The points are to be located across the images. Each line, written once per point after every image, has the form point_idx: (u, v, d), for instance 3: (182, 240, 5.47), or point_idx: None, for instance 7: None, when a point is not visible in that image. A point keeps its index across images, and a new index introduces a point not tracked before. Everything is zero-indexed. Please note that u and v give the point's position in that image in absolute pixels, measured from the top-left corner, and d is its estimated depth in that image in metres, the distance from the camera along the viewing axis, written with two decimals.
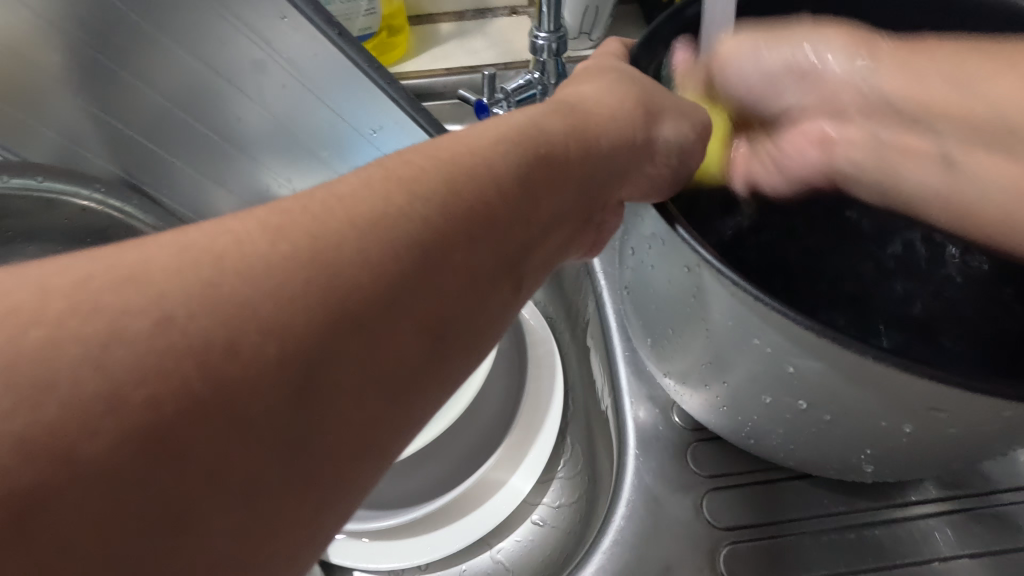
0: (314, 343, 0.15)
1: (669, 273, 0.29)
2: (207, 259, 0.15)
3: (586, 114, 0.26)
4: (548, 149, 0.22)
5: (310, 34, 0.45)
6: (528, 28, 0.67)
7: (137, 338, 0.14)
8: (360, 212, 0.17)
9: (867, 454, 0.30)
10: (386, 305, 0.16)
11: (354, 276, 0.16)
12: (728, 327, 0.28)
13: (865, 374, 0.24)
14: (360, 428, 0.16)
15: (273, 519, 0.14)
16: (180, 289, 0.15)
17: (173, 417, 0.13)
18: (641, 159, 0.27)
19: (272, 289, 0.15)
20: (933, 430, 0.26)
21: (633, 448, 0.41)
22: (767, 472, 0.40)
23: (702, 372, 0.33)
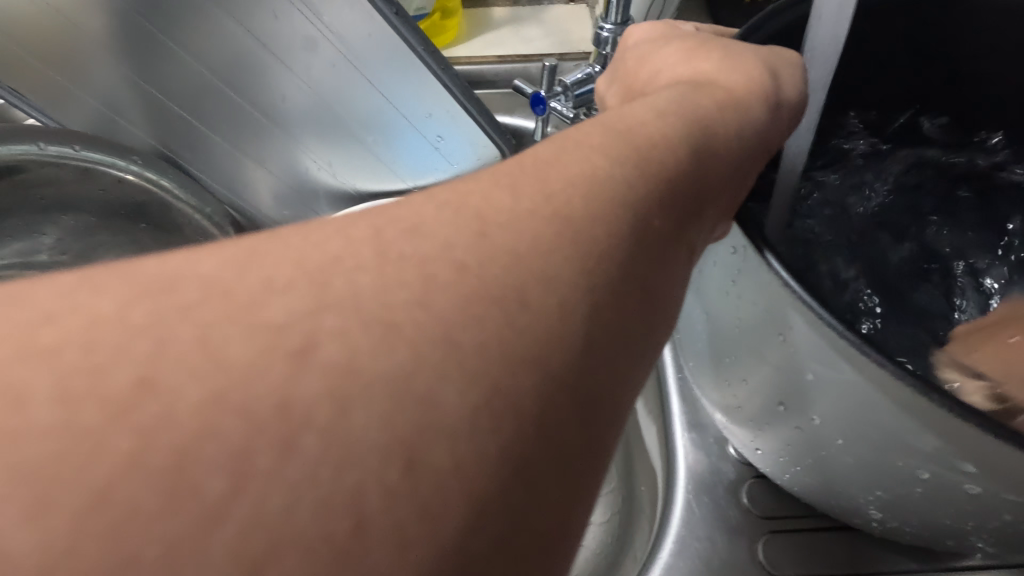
0: (546, 326, 0.12)
1: (742, 313, 0.34)
2: (386, 222, 0.13)
3: (704, 95, 0.25)
4: (692, 133, 0.22)
5: (366, 13, 0.43)
6: (586, 18, 0.65)
7: (339, 323, 0.11)
8: (564, 172, 0.15)
9: (942, 484, 0.30)
10: (620, 279, 0.14)
11: (583, 250, 0.14)
12: (805, 353, 0.31)
13: (919, 405, 0.27)
14: (583, 450, 0.12)
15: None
16: (367, 260, 0.12)
17: (408, 452, 0.10)
18: (751, 151, 0.26)
19: (482, 242, 0.13)
20: (954, 480, 0.29)
21: (684, 484, 0.47)
22: (824, 522, 0.44)
23: (758, 401, 0.38)
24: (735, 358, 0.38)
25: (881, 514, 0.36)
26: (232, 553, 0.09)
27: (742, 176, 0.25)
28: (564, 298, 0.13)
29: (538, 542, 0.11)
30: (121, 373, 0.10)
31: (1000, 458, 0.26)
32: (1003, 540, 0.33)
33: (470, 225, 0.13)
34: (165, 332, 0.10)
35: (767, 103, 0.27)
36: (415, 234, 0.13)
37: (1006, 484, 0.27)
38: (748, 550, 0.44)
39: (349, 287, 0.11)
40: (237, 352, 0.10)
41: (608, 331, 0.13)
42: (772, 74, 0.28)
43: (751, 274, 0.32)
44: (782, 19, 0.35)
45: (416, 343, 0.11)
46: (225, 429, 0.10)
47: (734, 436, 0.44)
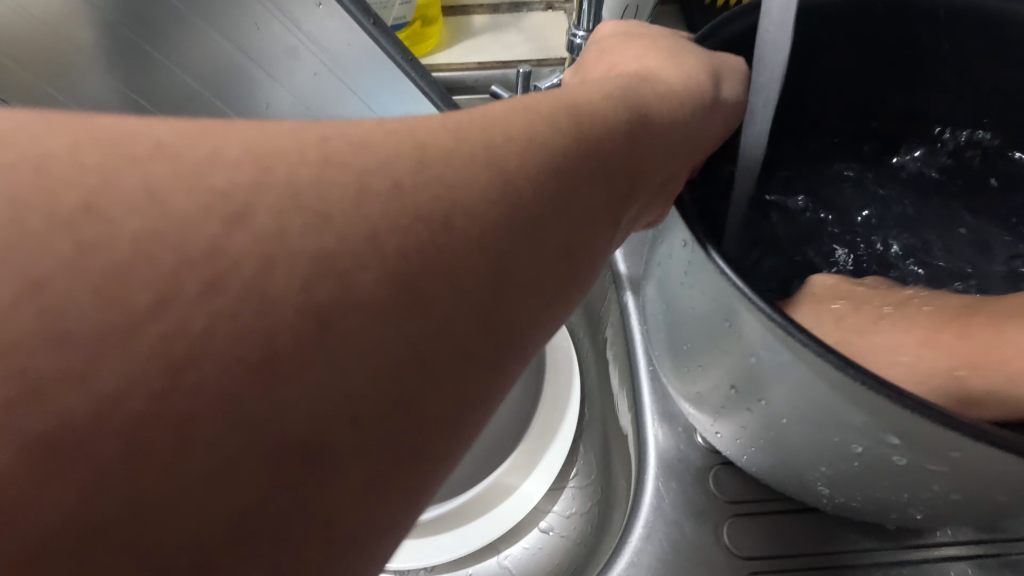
0: (462, 260, 0.14)
1: (696, 300, 0.36)
2: (333, 133, 0.14)
3: (647, 89, 0.27)
4: (626, 120, 0.24)
5: (345, 23, 0.46)
6: (563, 26, 0.68)
7: (278, 201, 0.12)
8: (497, 130, 0.17)
9: (873, 456, 0.31)
10: (534, 223, 0.16)
11: (502, 194, 0.15)
12: (751, 337, 0.32)
13: (848, 385, 0.28)
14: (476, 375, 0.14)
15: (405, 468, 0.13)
16: (313, 157, 0.13)
17: (308, 351, 0.11)
18: (687, 135, 0.28)
19: (409, 164, 0.14)
20: (880, 454, 0.31)
21: (653, 471, 0.48)
22: (788, 505, 0.45)
23: (714, 387, 0.39)
24: (693, 345, 0.39)
25: (829, 491, 0.38)
26: (160, 357, 0.11)
27: (677, 152, 0.27)
28: (484, 225, 0.14)
29: (426, 443, 0.13)
30: (71, 201, 0.11)
31: (922, 431, 0.27)
32: (942, 513, 0.34)
33: (409, 150, 0.15)
34: (118, 176, 0.12)
35: (701, 106, 0.29)
36: (359, 146, 0.14)
37: (929, 453, 0.29)
38: (712, 533, 0.44)
39: (292, 174, 0.13)
40: (180, 205, 0.12)
41: (517, 267, 0.15)
42: (712, 75, 0.30)
43: (697, 262, 0.33)
44: (737, 24, 0.37)
45: (346, 226, 0.13)
46: (161, 260, 0.11)
47: (699, 424, 0.45)
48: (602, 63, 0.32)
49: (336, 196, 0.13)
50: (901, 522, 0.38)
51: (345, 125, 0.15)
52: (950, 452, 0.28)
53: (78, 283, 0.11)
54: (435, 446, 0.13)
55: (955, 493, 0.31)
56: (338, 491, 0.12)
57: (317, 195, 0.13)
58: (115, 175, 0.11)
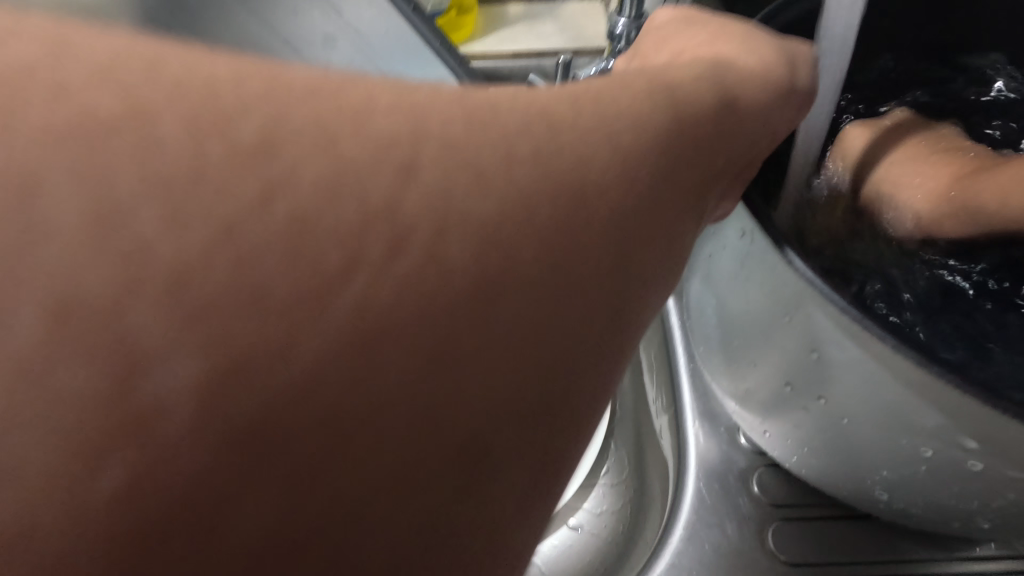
0: (583, 240, 0.13)
1: (754, 297, 0.34)
2: (447, 104, 0.13)
3: (725, 66, 0.26)
4: (714, 100, 0.23)
5: (384, 10, 0.45)
6: (601, 16, 0.66)
7: (402, 181, 0.12)
8: (602, 102, 0.16)
9: (944, 460, 0.30)
10: (649, 206, 0.15)
11: (617, 173, 0.14)
12: (816, 333, 0.31)
13: (926, 385, 0.27)
14: (592, 353, 0.13)
15: None
16: (435, 127, 0.13)
17: None
18: (763, 120, 0.27)
19: (521, 140, 0.13)
20: (951, 458, 0.30)
21: (695, 473, 0.46)
22: (837, 511, 0.44)
23: (767, 385, 0.38)
24: (744, 341, 0.38)
25: (887, 496, 0.36)
26: (330, 345, 0.11)
27: (755, 138, 0.26)
28: (602, 208, 0.14)
29: (555, 408, 0.14)
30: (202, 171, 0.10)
31: (1003, 434, 0.26)
32: (1011, 523, 0.33)
33: (530, 121, 0.14)
34: (251, 145, 0.11)
35: (779, 92, 0.28)
36: (478, 117, 0.13)
37: (1010, 459, 0.27)
38: (756, 536, 0.43)
39: (421, 149, 0.12)
40: (306, 185, 0.11)
41: (635, 251, 0.14)
42: (784, 57, 0.29)
43: (759, 255, 0.32)
44: (799, 8, 0.36)
45: (473, 211, 0.12)
46: None
47: (744, 423, 0.44)
48: (666, 46, 0.31)
49: (455, 174, 0.12)
50: (958, 531, 0.37)
51: (448, 96, 0.14)
52: None
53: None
54: None
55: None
56: None
57: (433, 172, 0.12)
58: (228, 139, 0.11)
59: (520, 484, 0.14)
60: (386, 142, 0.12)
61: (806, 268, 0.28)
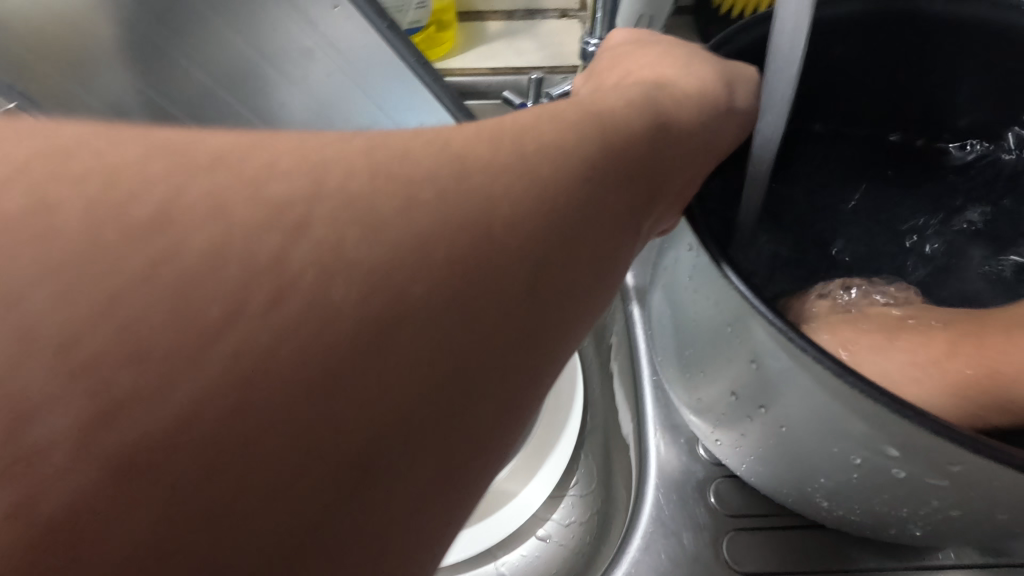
0: (494, 267, 0.14)
1: (704, 312, 0.36)
2: (378, 141, 0.15)
3: (662, 93, 0.28)
4: (649, 128, 0.24)
5: (360, 24, 0.46)
6: (577, 34, 0.68)
7: (329, 213, 0.13)
8: (526, 137, 0.17)
9: (873, 468, 0.32)
10: (563, 236, 0.16)
11: (532, 205, 0.16)
12: (754, 346, 0.32)
13: (850, 397, 0.28)
14: (506, 370, 0.15)
15: (439, 460, 0.13)
16: (359, 164, 0.14)
17: (344, 357, 0.12)
18: (702, 144, 0.28)
19: (435, 174, 0.15)
20: (877, 466, 0.31)
21: (653, 482, 0.48)
22: (793, 520, 0.45)
23: (718, 395, 0.39)
24: (696, 352, 0.40)
25: (828, 504, 0.38)
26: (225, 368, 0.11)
27: (694, 161, 0.27)
28: (524, 235, 0.15)
29: (460, 450, 0.14)
30: (146, 197, 0.12)
31: (922, 444, 0.27)
32: (943, 529, 0.34)
33: (450, 160, 0.15)
34: (186, 177, 0.12)
35: (717, 117, 0.29)
36: (403, 157, 0.15)
37: (928, 467, 0.29)
38: (711, 543, 0.45)
39: (352, 179, 0.14)
40: (244, 211, 0.12)
41: (549, 274, 0.16)
42: (725, 84, 0.31)
43: (703, 269, 0.34)
44: (752, 33, 0.38)
45: (408, 230, 0.13)
46: (220, 270, 0.12)
47: (701, 432, 0.45)
48: (618, 70, 0.33)
49: (367, 208, 0.13)
50: (900, 539, 0.38)
51: (376, 134, 0.15)
52: (950, 467, 0.28)
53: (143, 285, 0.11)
54: (468, 449, 0.14)
55: (953, 509, 0.31)
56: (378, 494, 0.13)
57: (349, 205, 0.13)
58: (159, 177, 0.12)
59: (429, 529, 0.14)
60: (306, 179, 0.13)
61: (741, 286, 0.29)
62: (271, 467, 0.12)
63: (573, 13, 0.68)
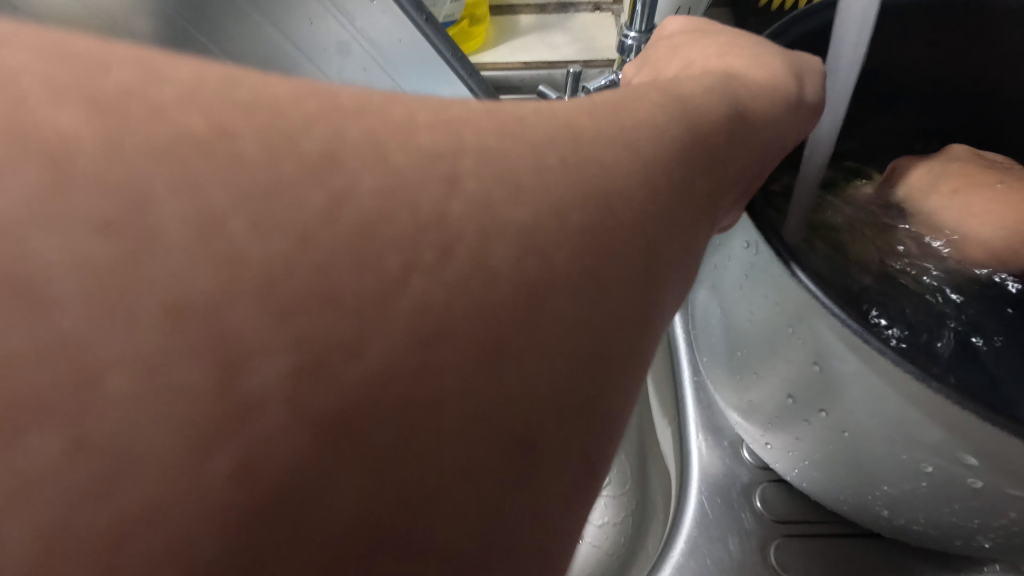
0: (608, 247, 0.13)
1: (762, 310, 0.35)
2: (477, 115, 0.14)
3: (734, 79, 0.26)
4: (726, 113, 0.23)
5: (398, 19, 0.45)
6: (612, 28, 0.67)
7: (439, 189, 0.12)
8: (622, 112, 0.16)
9: (946, 476, 0.30)
10: (666, 216, 0.15)
11: (639, 182, 0.15)
12: (820, 347, 0.31)
13: (931, 400, 0.27)
14: (625, 360, 0.14)
15: (565, 451, 0.13)
16: (487, 127, 0.13)
17: (472, 337, 0.11)
18: (774, 132, 0.27)
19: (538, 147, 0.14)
20: (951, 474, 0.30)
21: (696, 486, 0.46)
22: (843, 527, 0.44)
23: (773, 399, 0.38)
24: (749, 352, 0.38)
25: (889, 512, 0.36)
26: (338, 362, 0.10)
27: (768, 150, 0.26)
28: (641, 212, 0.14)
29: (584, 440, 0.13)
30: None
31: (1008, 451, 0.26)
32: (1013, 542, 0.32)
33: (563, 130, 0.14)
34: (287, 150, 0.11)
35: (788, 105, 0.28)
36: (517, 121, 0.13)
37: (1010, 475, 0.27)
38: (759, 550, 0.43)
39: (470, 145, 0.12)
40: (363, 177, 0.11)
41: (659, 259, 0.15)
42: (794, 71, 0.29)
43: (764, 266, 0.33)
44: (813, 21, 0.36)
45: (536, 201, 0.12)
46: (329, 256, 0.11)
47: (748, 435, 0.44)
48: (677, 57, 0.32)
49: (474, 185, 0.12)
50: (963, 550, 0.37)
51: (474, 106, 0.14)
52: None
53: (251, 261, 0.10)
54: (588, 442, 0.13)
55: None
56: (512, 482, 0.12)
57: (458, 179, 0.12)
58: None
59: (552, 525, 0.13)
60: (410, 150, 0.12)
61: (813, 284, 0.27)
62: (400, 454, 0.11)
63: (607, 7, 0.68)
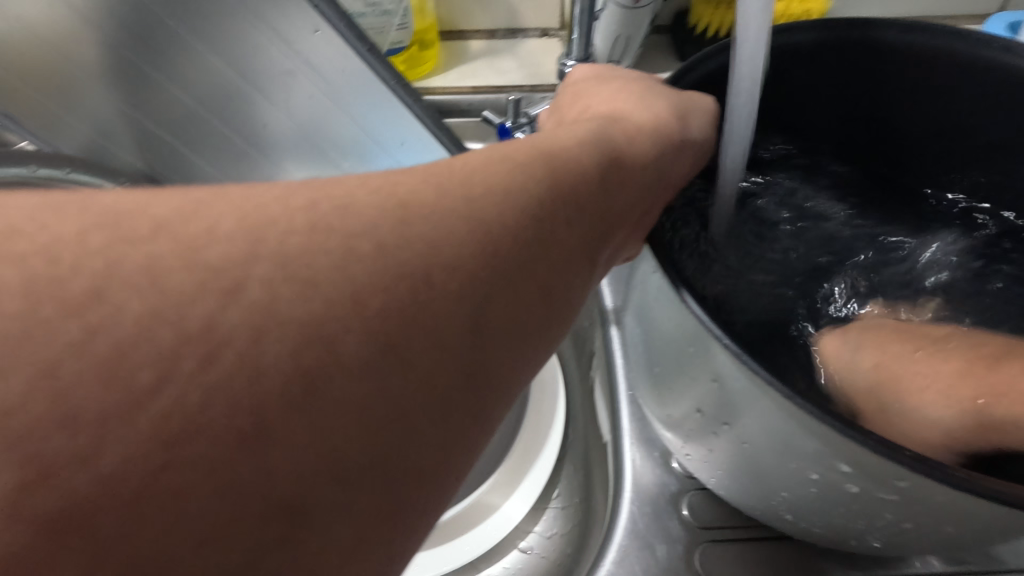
0: (432, 312, 0.15)
1: (671, 334, 0.37)
2: (325, 198, 0.16)
3: (614, 127, 0.29)
4: (600, 163, 0.26)
5: (340, 48, 0.47)
6: (557, 53, 0.69)
7: (278, 270, 0.14)
8: (474, 181, 0.18)
9: (829, 484, 0.32)
10: (507, 277, 0.17)
11: (473, 249, 0.17)
12: (717, 367, 0.33)
13: (803, 417, 0.29)
14: (451, 414, 0.16)
15: (392, 499, 0.14)
16: (301, 226, 0.15)
17: (289, 403, 0.13)
18: (655, 174, 0.30)
19: (374, 227, 0.16)
20: (833, 482, 0.32)
21: (629, 495, 0.49)
22: (764, 531, 0.46)
23: (690, 414, 0.40)
24: (664, 369, 0.41)
25: (793, 517, 0.39)
26: (172, 426, 0.12)
27: (648, 187, 0.29)
28: (466, 279, 0.16)
29: (409, 495, 0.15)
30: (105, 269, 0.13)
31: (867, 460, 0.28)
32: (900, 541, 0.35)
33: (393, 212, 0.16)
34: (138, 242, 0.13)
35: (671, 147, 0.31)
36: (346, 214, 0.16)
37: (876, 482, 0.30)
38: (686, 555, 0.45)
39: (311, 234, 0.15)
40: (191, 276, 0.14)
41: (495, 316, 0.17)
42: (679, 115, 0.32)
43: (666, 290, 0.35)
44: (713, 63, 0.39)
45: (352, 285, 0.15)
46: (164, 333, 0.13)
47: (675, 448, 0.46)
48: (580, 102, 0.34)
49: (306, 264, 0.14)
50: (865, 551, 0.39)
51: (326, 189, 0.16)
52: (896, 481, 0.29)
53: (85, 361, 0.12)
54: (414, 490, 0.15)
55: (906, 522, 0.32)
56: (329, 530, 0.13)
57: (290, 261, 0.14)
58: (110, 244, 0.13)
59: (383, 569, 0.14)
60: (253, 237, 0.14)
61: (698, 311, 0.29)
62: (212, 512, 0.12)
63: (554, 32, 0.70)
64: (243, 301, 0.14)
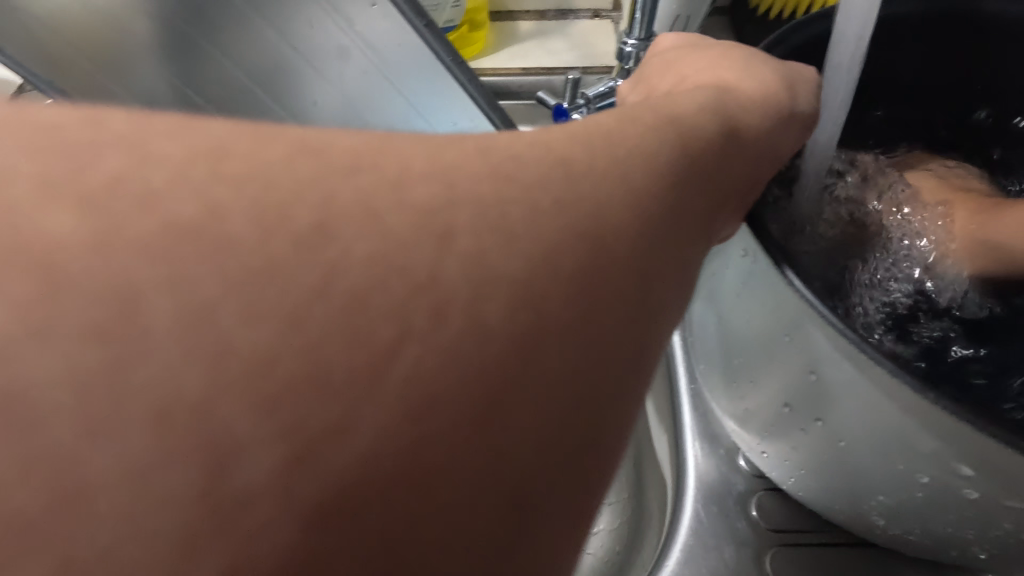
0: (595, 281, 0.14)
1: (758, 323, 0.35)
2: (467, 154, 0.14)
3: (724, 94, 0.26)
4: (717, 129, 0.23)
5: (398, 23, 0.44)
6: (610, 35, 0.67)
7: (430, 230, 0.12)
8: (616, 142, 0.16)
9: (940, 488, 0.30)
10: (663, 244, 0.15)
11: (632, 212, 0.15)
12: (817, 356, 0.31)
13: (926, 413, 0.27)
14: (610, 390, 0.14)
15: (557, 483, 0.13)
16: (452, 182, 0.13)
17: (459, 373, 0.12)
18: (767, 150, 0.27)
19: (526, 186, 0.14)
20: (944, 486, 0.30)
21: (693, 493, 0.46)
22: (840, 535, 0.44)
23: (772, 408, 0.38)
24: (744, 360, 0.38)
25: (884, 522, 0.36)
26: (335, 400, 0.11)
27: (761, 159, 0.26)
28: (626, 247, 0.14)
29: (577, 480, 0.13)
30: (254, 222, 0.11)
31: (1003, 463, 0.26)
32: (1007, 552, 0.32)
33: (539, 173, 0.14)
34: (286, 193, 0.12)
35: (781, 117, 0.28)
36: (494, 172, 0.14)
37: (1003, 488, 0.27)
38: (756, 558, 0.43)
39: (462, 189, 0.13)
40: (344, 231, 0.12)
41: (654, 287, 0.15)
42: (787, 86, 0.29)
43: (760, 274, 0.33)
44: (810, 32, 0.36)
45: (527, 250, 0.13)
46: (323, 297, 0.11)
47: (747, 446, 0.44)
48: (673, 70, 0.32)
49: (463, 226, 0.13)
50: (958, 561, 0.37)
51: (466, 144, 0.15)
52: None
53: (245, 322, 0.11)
54: (581, 472, 0.14)
55: None
56: (501, 516, 0.12)
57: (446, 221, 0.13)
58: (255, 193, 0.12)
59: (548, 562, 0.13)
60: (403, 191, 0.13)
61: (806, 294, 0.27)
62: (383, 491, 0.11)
63: (606, 13, 0.67)
64: (399, 264, 0.12)
